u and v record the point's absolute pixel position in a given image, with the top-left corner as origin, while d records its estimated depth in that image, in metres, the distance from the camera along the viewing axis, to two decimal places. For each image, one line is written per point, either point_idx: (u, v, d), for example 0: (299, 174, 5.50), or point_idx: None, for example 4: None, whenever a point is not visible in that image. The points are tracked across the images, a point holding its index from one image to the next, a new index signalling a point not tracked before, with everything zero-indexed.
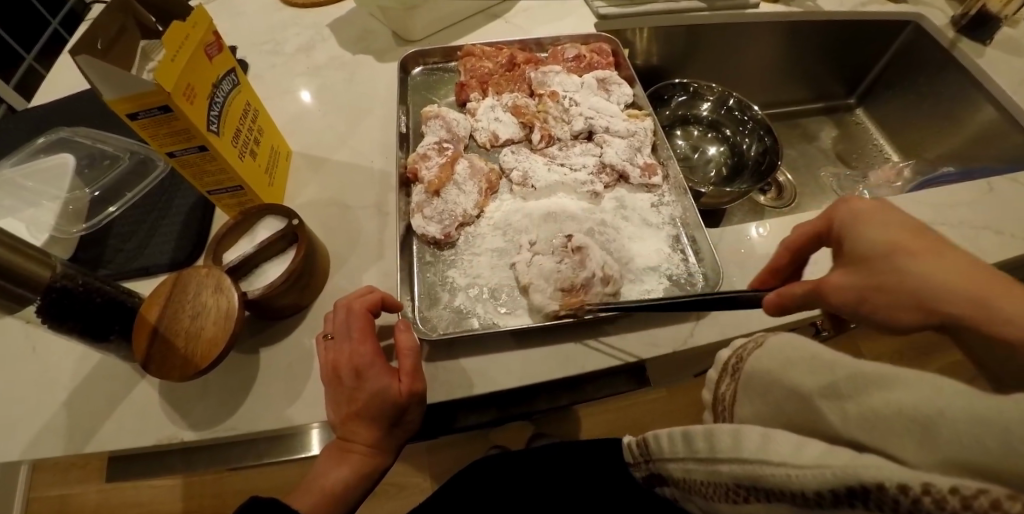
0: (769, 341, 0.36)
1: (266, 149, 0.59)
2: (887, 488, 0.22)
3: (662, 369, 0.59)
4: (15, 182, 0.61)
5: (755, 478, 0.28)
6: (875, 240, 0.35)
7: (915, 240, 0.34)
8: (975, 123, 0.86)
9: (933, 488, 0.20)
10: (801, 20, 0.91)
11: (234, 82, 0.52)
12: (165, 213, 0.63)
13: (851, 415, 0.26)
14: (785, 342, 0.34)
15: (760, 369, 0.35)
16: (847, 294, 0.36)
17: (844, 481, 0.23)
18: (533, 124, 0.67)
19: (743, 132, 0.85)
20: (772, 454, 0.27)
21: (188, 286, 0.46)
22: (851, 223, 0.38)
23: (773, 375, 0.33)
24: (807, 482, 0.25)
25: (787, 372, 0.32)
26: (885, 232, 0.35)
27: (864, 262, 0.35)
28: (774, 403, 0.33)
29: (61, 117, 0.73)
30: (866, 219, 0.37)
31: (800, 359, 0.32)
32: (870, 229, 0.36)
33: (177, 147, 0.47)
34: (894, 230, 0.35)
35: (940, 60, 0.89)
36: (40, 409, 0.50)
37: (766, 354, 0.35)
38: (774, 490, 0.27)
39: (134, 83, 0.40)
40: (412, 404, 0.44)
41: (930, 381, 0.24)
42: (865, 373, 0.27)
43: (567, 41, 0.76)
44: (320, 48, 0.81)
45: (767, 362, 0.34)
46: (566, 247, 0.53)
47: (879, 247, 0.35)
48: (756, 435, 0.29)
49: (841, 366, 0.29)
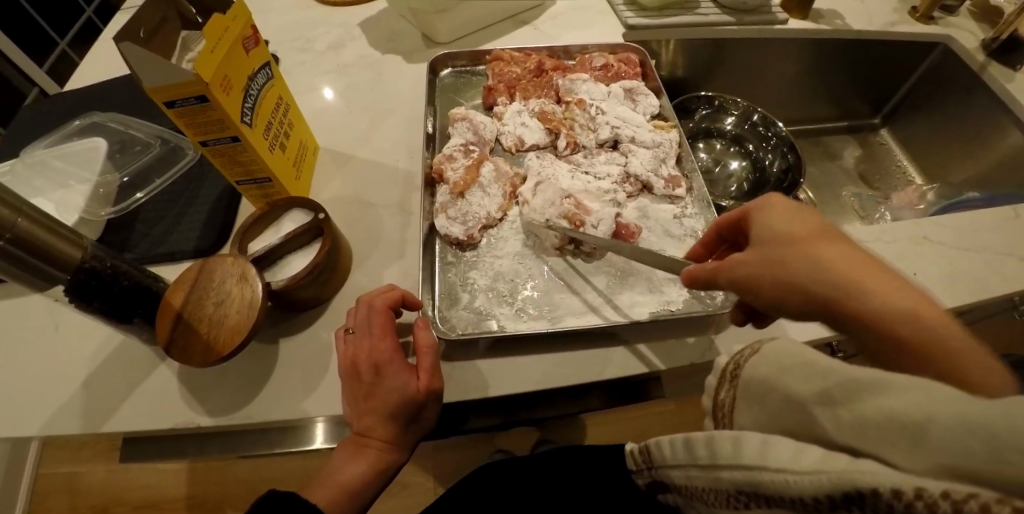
0: (768, 348, 0.36)
1: (296, 143, 0.60)
2: (882, 493, 0.21)
3: (676, 383, 0.58)
4: (46, 163, 0.62)
5: (755, 484, 0.28)
6: (779, 227, 0.40)
7: (810, 230, 0.39)
8: (1003, 147, 0.84)
9: (925, 492, 0.20)
10: (829, 38, 0.90)
11: (269, 75, 0.53)
12: (191, 201, 0.64)
13: (847, 422, 0.26)
14: (784, 348, 0.34)
15: (757, 376, 0.35)
16: (744, 274, 0.40)
17: (840, 487, 0.23)
18: (559, 130, 0.67)
19: (766, 148, 0.84)
20: (771, 460, 0.27)
21: (213, 273, 0.47)
22: (765, 212, 0.42)
23: (768, 383, 0.33)
24: (804, 488, 0.25)
25: (786, 379, 0.32)
26: (790, 222, 0.40)
27: (768, 244, 0.40)
28: (771, 408, 0.32)
29: (94, 103, 0.74)
30: (774, 214, 0.41)
31: (798, 367, 0.32)
32: (780, 220, 0.41)
33: (211, 136, 0.48)
34: (799, 223, 0.39)
35: (968, 82, 0.88)
36: (59, 383, 0.51)
37: (764, 361, 0.35)
38: (774, 495, 0.26)
39: (175, 73, 0.40)
40: (430, 401, 0.44)
41: (921, 385, 0.24)
42: (860, 380, 0.26)
43: (595, 50, 0.77)
44: (349, 46, 0.82)
45: (765, 368, 0.34)
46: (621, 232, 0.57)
47: (782, 234, 0.39)
48: (755, 443, 0.28)
49: (833, 374, 0.29)
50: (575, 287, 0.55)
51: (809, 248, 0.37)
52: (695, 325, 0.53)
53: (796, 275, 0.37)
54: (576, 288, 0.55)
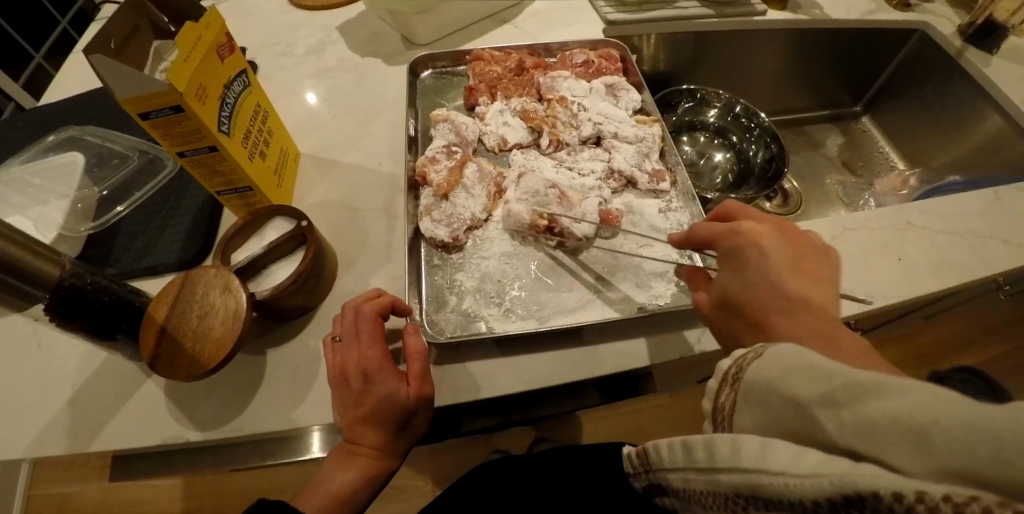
0: (771, 351, 0.33)
1: (276, 150, 0.60)
2: (883, 496, 0.21)
3: (668, 377, 0.58)
4: (24, 179, 0.61)
5: (753, 487, 0.27)
6: (737, 289, 0.40)
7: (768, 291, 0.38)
8: (981, 132, 0.86)
9: (927, 495, 0.20)
10: (808, 28, 0.91)
11: (246, 82, 0.53)
12: (173, 213, 0.63)
13: (848, 422, 0.26)
14: (787, 352, 0.32)
15: (762, 380, 0.32)
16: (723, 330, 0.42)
17: (840, 490, 0.23)
18: (542, 128, 0.67)
19: (750, 138, 0.85)
20: (771, 463, 0.27)
21: (196, 286, 0.46)
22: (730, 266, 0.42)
23: (775, 386, 0.31)
24: (805, 491, 0.25)
25: (786, 382, 0.30)
26: (750, 281, 0.40)
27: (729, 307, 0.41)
28: (776, 412, 0.31)
29: (70, 116, 0.73)
30: (736, 266, 0.41)
31: (801, 369, 0.30)
32: (737, 279, 0.41)
33: (188, 146, 0.47)
34: (755, 282, 0.39)
35: (946, 67, 0.89)
36: (44, 405, 0.50)
37: (768, 364, 0.33)
38: (773, 500, 0.26)
39: (147, 84, 0.40)
40: (420, 408, 0.44)
41: (928, 391, 0.24)
42: (860, 383, 0.26)
43: (576, 47, 0.76)
44: (329, 50, 0.81)
45: (770, 372, 0.32)
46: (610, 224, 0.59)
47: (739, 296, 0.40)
48: (755, 445, 0.28)
49: (837, 377, 0.28)
50: (563, 283, 0.55)
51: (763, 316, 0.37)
52: (685, 318, 0.53)
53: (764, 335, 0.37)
54: (564, 285, 0.55)
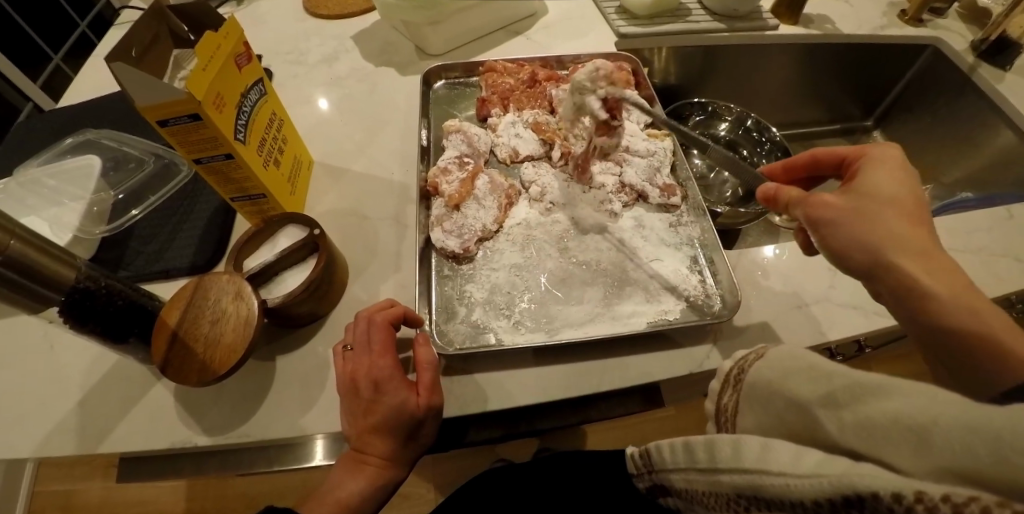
0: (770, 353, 0.35)
1: (291, 157, 0.61)
2: (882, 497, 0.21)
3: (674, 390, 0.58)
4: (40, 181, 0.62)
5: (755, 488, 0.27)
6: (877, 181, 0.41)
7: (908, 199, 0.40)
8: (992, 147, 0.86)
9: (925, 495, 0.20)
10: (819, 43, 0.91)
11: (262, 91, 0.53)
12: (185, 218, 0.63)
13: (849, 423, 0.26)
14: (786, 354, 0.34)
15: (761, 380, 0.35)
16: (828, 213, 0.42)
17: (840, 491, 0.23)
18: (553, 140, 0.68)
19: (760, 153, 0.85)
20: (772, 463, 0.27)
21: (208, 291, 0.47)
22: (875, 164, 0.43)
23: (774, 385, 0.33)
24: (804, 491, 0.24)
25: (787, 383, 0.32)
26: (895, 185, 0.41)
27: (864, 194, 0.41)
28: (775, 413, 0.32)
29: (86, 119, 0.74)
30: (882, 166, 0.43)
31: (802, 369, 0.31)
32: (881, 175, 0.42)
33: (204, 154, 0.48)
34: (904, 190, 0.41)
35: (957, 82, 0.89)
36: (53, 404, 0.50)
37: (766, 365, 0.35)
38: (774, 499, 0.26)
39: (167, 92, 0.40)
40: (429, 418, 0.44)
41: (925, 392, 0.24)
42: (864, 385, 0.26)
43: (587, 59, 0.77)
44: (343, 58, 0.82)
45: (768, 373, 0.34)
46: (615, 241, 0.60)
47: (881, 191, 0.41)
48: (756, 445, 0.28)
49: (838, 377, 0.28)
50: (569, 298, 0.55)
51: (909, 220, 0.39)
52: (693, 333, 0.53)
53: (899, 226, 0.39)
54: (570, 298, 0.55)
